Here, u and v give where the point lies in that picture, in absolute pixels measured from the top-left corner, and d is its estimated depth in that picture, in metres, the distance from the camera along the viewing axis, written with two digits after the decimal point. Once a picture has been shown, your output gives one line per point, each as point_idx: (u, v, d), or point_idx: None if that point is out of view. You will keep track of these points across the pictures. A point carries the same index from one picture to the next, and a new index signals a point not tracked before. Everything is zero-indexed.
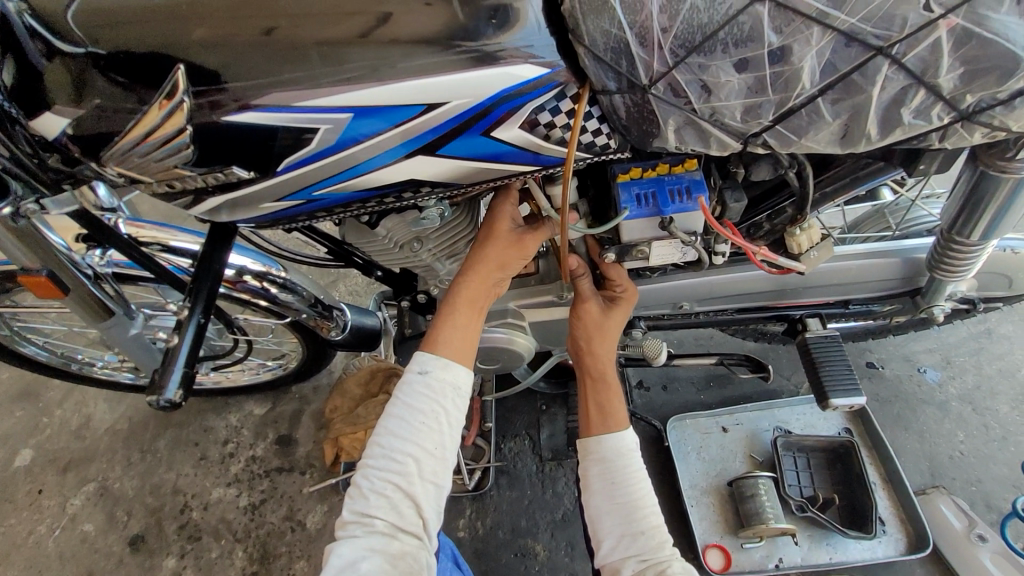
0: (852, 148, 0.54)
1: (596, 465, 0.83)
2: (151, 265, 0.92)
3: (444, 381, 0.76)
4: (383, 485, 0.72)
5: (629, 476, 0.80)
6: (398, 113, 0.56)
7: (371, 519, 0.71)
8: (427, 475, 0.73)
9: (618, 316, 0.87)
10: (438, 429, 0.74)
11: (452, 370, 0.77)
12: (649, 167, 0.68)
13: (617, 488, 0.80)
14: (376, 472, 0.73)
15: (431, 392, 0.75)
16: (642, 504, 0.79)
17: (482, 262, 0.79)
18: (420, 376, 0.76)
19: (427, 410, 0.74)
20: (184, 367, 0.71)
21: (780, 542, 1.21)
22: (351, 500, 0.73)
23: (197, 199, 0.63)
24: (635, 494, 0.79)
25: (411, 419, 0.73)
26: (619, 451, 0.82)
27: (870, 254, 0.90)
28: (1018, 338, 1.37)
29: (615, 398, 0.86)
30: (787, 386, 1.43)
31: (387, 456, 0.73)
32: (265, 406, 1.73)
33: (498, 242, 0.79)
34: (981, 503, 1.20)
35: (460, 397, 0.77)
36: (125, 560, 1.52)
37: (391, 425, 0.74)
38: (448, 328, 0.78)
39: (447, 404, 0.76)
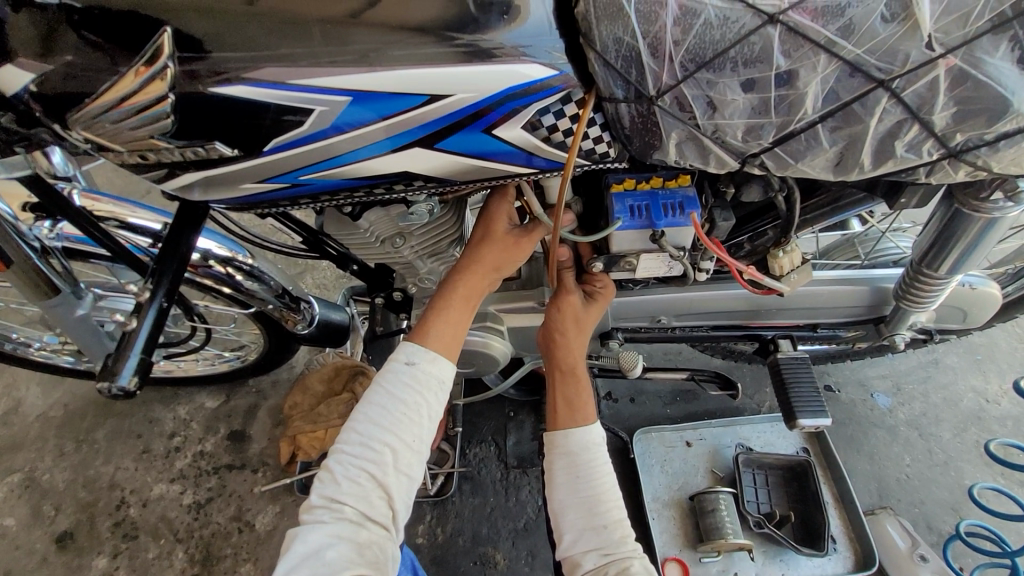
0: (845, 175, 0.56)
1: (562, 459, 0.80)
2: (108, 241, 0.83)
3: (430, 374, 0.73)
4: (356, 472, 0.68)
5: (593, 471, 0.78)
6: (395, 103, 0.54)
7: (340, 505, 0.67)
8: (401, 467, 0.70)
9: (592, 308, 0.86)
10: (419, 422, 0.71)
11: (440, 364, 0.74)
12: (643, 180, 0.69)
13: (582, 482, 0.77)
14: (350, 457, 0.69)
15: (417, 384, 0.72)
16: (605, 498, 0.76)
17: (479, 259, 0.77)
18: (407, 366, 0.73)
19: (410, 401, 0.71)
20: (141, 353, 0.65)
21: (736, 557, 1.23)
22: (319, 483, 0.69)
23: (171, 174, 0.59)
24: (599, 487, 0.77)
25: (391, 408, 0.70)
26: (584, 446, 0.79)
27: (842, 280, 0.93)
28: (962, 368, 1.45)
29: (586, 392, 0.84)
30: (750, 404, 1.47)
31: (363, 444, 0.69)
32: (219, 399, 1.64)
33: (495, 240, 0.78)
34: (924, 524, 1.26)
35: (443, 391, 0.74)
36: (50, 559, 1.41)
37: (369, 412, 0.70)
38: (438, 321, 0.76)
39: (430, 399, 0.73)
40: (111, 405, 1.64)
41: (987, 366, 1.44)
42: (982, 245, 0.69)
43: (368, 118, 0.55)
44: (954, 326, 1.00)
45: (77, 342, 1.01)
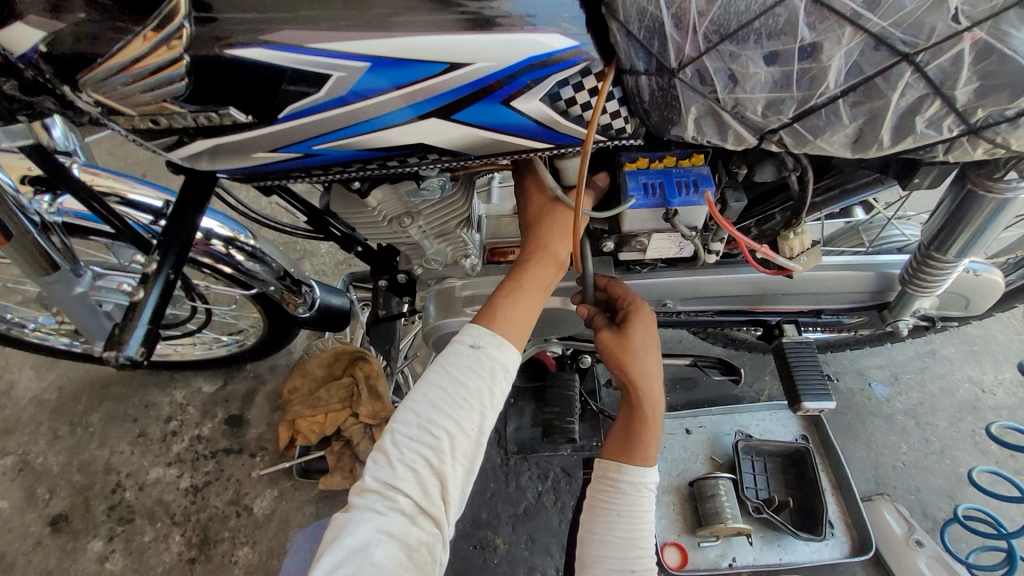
0: (863, 153, 0.55)
1: (604, 496, 0.79)
2: (114, 220, 0.82)
3: (495, 359, 0.71)
4: (412, 458, 0.67)
5: (635, 514, 0.77)
6: (413, 72, 0.53)
7: (392, 493, 0.66)
8: (459, 456, 0.68)
9: (640, 334, 0.84)
10: (481, 410, 0.69)
11: (505, 349, 0.73)
12: (656, 158, 0.69)
13: (618, 522, 0.77)
14: (407, 442, 0.68)
15: (479, 369, 0.70)
16: (641, 543, 0.76)
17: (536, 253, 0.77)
18: (472, 349, 0.71)
19: (472, 386, 0.70)
20: (148, 324, 0.64)
21: (734, 541, 1.24)
22: (373, 468, 0.68)
23: (181, 141, 0.57)
24: (635, 532, 0.76)
25: (453, 393, 0.69)
26: (635, 487, 0.78)
27: (847, 266, 0.93)
28: (959, 359, 1.47)
29: (653, 431, 0.81)
30: (749, 392, 1.48)
31: (422, 427, 0.68)
32: (216, 384, 1.63)
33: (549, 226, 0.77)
34: (918, 510, 1.28)
35: (506, 380, 0.72)
36: (44, 541, 1.41)
37: (431, 396, 0.69)
38: (505, 307, 0.74)
39: (495, 386, 0.71)
40: (106, 389, 1.62)
41: (982, 357, 1.46)
42: (990, 229, 0.69)
43: (383, 87, 0.54)
44: (956, 314, 1.01)
45: (74, 320, 0.99)
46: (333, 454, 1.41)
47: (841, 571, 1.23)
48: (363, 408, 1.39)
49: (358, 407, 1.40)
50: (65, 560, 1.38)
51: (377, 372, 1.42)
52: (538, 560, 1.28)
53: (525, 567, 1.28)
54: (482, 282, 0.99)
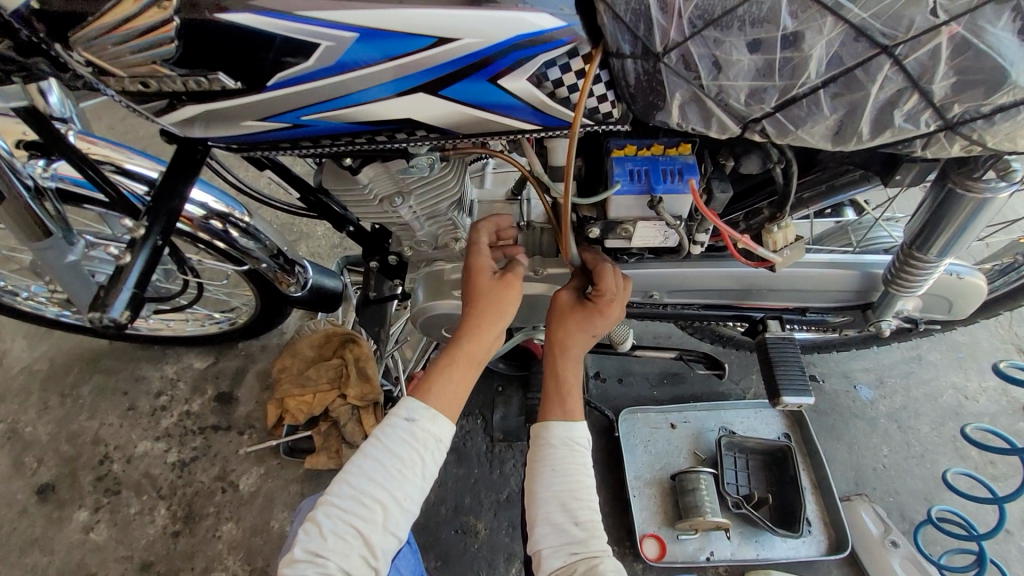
0: (843, 146, 0.56)
1: (541, 450, 0.79)
2: (108, 188, 0.83)
3: (430, 431, 0.75)
4: (344, 528, 0.69)
5: (570, 467, 0.77)
6: (400, 46, 0.54)
7: (325, 560, 0.67)
8: (389, 526, 0.71)
9: (579, 319, 0.85)
10: (413, 481, 0.72)
11: (439, 422, 0.76)
12: (644, 146, 0.70)
13: (556, 476, 0.76)
14: (340, 512, 0.70)
15: (416, 442, 0.74)
16: (579, 494, 0.75)
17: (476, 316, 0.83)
18: (407, 422, 0.75)
19: (407, 460, 0.73)
20: (133, 289, 0.65)
21: (713, 536, 1.26)
22: (304, 537, 0.69)
23: (171, 106, 0.58)
24: (573, 484, 0.76)
25: (388, 465, 0.72)
26: (565, 441, 0.79)
27: (832, 264, 0.94)
28: (944, 365, 1.48)
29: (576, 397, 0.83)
30: (735, 390, 1.49)
31: (355, 499, 0.71)
32: (207, 361, 1.64)
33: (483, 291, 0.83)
34: (896, 512, 1.29)
35: (439, 451, 0.76)
36: (30, 509, 1.42)
37: (366, 469, 0.72)
38: (439, 378, 0.79)
39: (426, 458, 0.74)
40: (97, 361, 1.63)
41: (967, 364, 1.47)
42: (970, 228, 0.70)
43: (373, 58, 0.54)
44: (939, 317, 1.02)
45: (66, 290, 1.00)
46: (320, 434, 1.42)
47: (817, 569, 1.25)
48: (352, 390, 1.40)
49: (347, 388, 1.41)
50: (50, 528, 1.40)
51: (366, 355, 1.43)
52: (519, 546, 1.30)
53: (505, 553, 1.29)
54: None
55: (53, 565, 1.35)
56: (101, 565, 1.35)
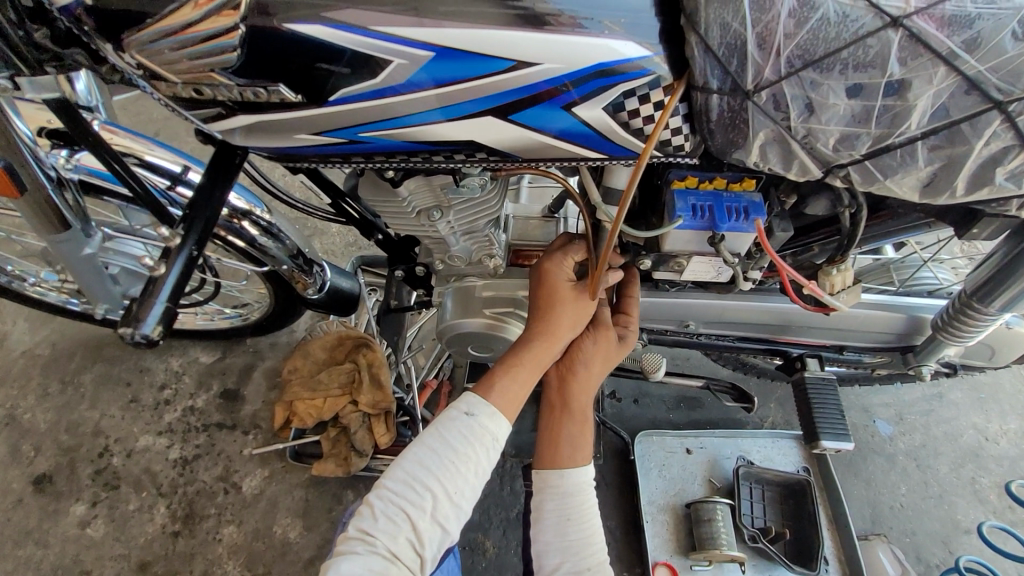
0: (932, 199, 0.54)
1: (553, 500, 0.77)
2: (132, 183, 0.78)
3: (487, 429, 0.74)
4: (394, 510, 0.69)
5: (584, 515, 0.76)
6: (469, 67, 0.51)
7: (374, 539, 0.67)
8: (437, 517, 0.70)
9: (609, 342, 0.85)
10: (465, 474, 0.71)
11: (498, 421, 0.76)
12: (706, 179, 0.66)
13: (573, 525, 0.75)
14: (393, 496, 0.70)
15: (471, 437, 0.73)
16: (594, 541, 0.75)
17: (553, 322, 0.80)
18: (466, 416, 0.75)
19: (462, 453, 0.72)
20: (167, 301, 0.61)
21: (726, 568, 1.24)
22: (358, 515, 0.70)
23: (222, 115, 0.56)
24: (587, 532, 0.75)
25: (442, 455, 0.72)
26: (580, 487, 0.77)
27: (878, 305, 0.91)
28: (965, 405, 1.45)
29: (588, 435, 0.81)
30: (752, 417, 1.47)
31: (408, 483, 0.70)
32: (214, 355, 1.60)
33: (564, 300, 0.80)
34: (913, 554, 1.28)
35: (494, 450, 0.75)
36: (25, 500, 1.38)
37: (420, 454, 0.72)
38: (505, 379, 0.78)
39: (480, 455, 0.73)
40: (100, 349, 1.59)
41: (989, 406, 1.45)
42: None
43: (424, 83, 0.52)
44: (979, 364, 1.00)
45: (78, 279, 0.99)
46: (328, 439, 1.39)
47: None
48: (364, 396, 1.37)
49: (358, 395, 1.37)
50: (46, 521, 1.36)
51: (380, 361, 1.40)
52: None
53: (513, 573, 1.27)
54: (504, 283, 0.96)
55: (47, 559, 1.32)
56: (97, 562, 1.31)
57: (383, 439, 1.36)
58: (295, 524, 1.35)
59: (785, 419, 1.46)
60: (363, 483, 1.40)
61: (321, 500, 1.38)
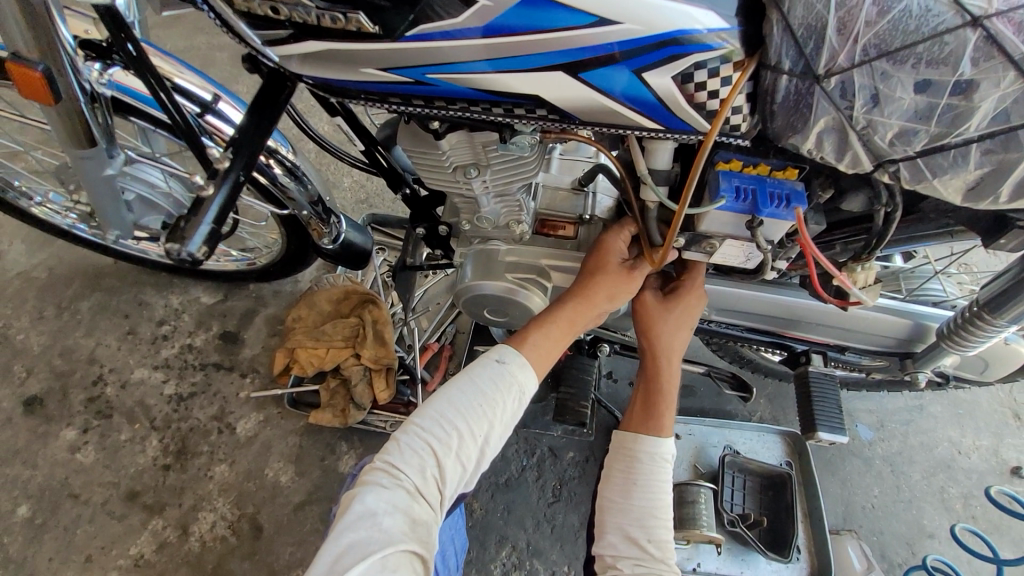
0: (974, 203, 0.56)
1: (622, 462, 0.81)
2: (172, 110, 0.78)
3: (516, 378, 0.77)
4: (421, 446, 0.71)
5: (655, 483, 0.78)
6: (549, 19, 0.52)
7: (399, 472, 0.69)
8: (462, 456, 0.72)
9: (681, 315, 0.89)
10: (491, 418, 0.74)
11: (527, 373, 0.79)
12: (750, 164, 0.67)
13: (638, 491, 0.77)
14: (420, 432, 0.72)
15: (500, 383, 0.76)
16: (660, 512, 0.76)
17: (592, 287, 0.84)
18: (498, 364, 0.78)
19: (491, 396, 0.75)
20: (213, 221, 0.60)
21: (702, 548, 1.29)
22: (384, 450, 0.72)
23: (293, 38, 0.57)
24: (656, 501, 0.77)
25: (471, 397, 0.74)
26: (653, 457, 0.80)
27: (886, 310, 0.95)
28: (943, 418, 1.51)
29: (668, 409, 0.84)
30: (742, 411, 1.51)
31: (437, 421, 0.73)
32: (215, 297, 1.59)
33: (611, 275, 0.85)
34: (878, 551, 1.34)
35: (520, 399, 0.77)
36: (16, 420, 1.38)
37: (451, 396, 0.75)
38: (546, 342, 0.83)
39: (508, 401, 0.76)
40: (99, 278, 1.57)
41: (965, 421, 1.51)
42: None
43: (475, 35, 0.54)
44: (970, 376, 1.04)
45: (90, 194, 0.97)
46: (327, 390, 1.40)
47: None
48: (367, 351, 1.37)
49: (362, 349, 1.38)
50: (35, 443, 1.35)
51: (385, 319, 1.40)
52: (512, 530, 1.31)
53: (497, 535, 1.30)
54: (528, 250, 0.98)
55: (35, 480, 1.32)
56: (85, 487, 1.31)
57: (382, 396, 1.37)
58: (287, 469, 1.37)
59: (772, 415, 1.51)
60: (358, 436, 1.41)
61: (314, 448, 1.39)
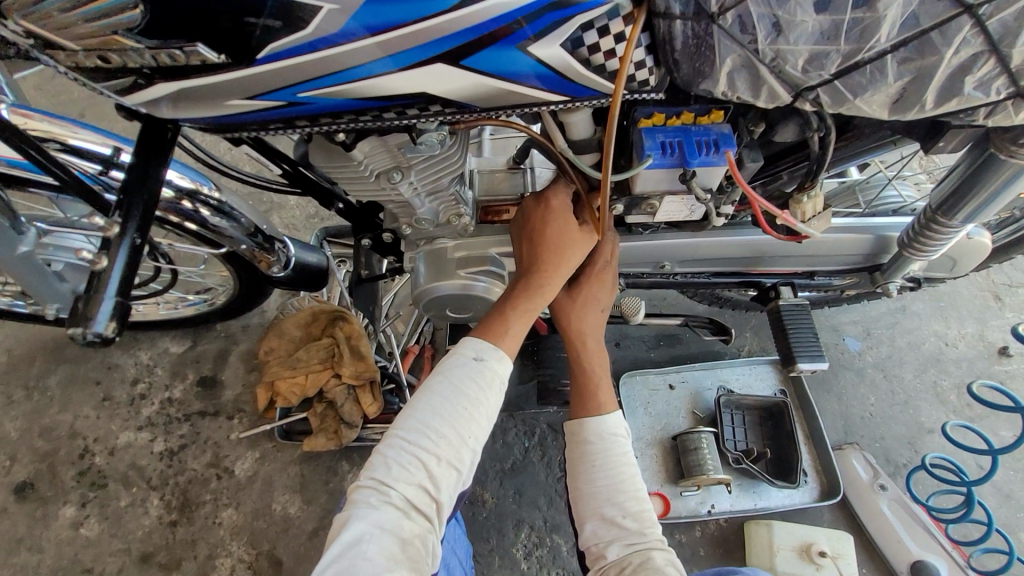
0: (902, 114, 0.54)
1: (579, 449, 0.80)
2: (56, 171, 0.68)
3: (496, 372, 0.75)
4: (408, 459, 0.69)
5: (614, 460, 0.77)
6: (409, 11, 0.49)
7: (388, 489, 0.67)
8: (450, 461, 0.70)
9: (587, 294, 0.89)
10: (478, 419, 0.72)
11: (504, 363, 0.77)
12: (673, 115, 0.64)
13: (599, 472, 0.77)
14: (405, 444, 0.70)
15: (480, 380, 0.74)
16: (626, 488, 0.76)
17: (539, 254, 0.81)
18: (475, 360, 0.75)
19: (473, 397, 0.72)
20: (116, 296, 0.55)
21: (713, 490, 1.31)
22: (369, 466, 0.69)
23: (136, 85, 0.53)
24: (617, 478, 0.76)
25: (453, 400, 0.72)
26: (602, 436, 0.79)
27: (845, 229, 0.92)
28: (927, 314, 1.52)
29: (603, 385, 0.84)
30: (730, 347, 1.51)
31: (423, 431, 0.70)
32: (184, 344, 1.55)
33: (559, 235, 0.82)
34: (882, 456, 1.36)
35: (501, 393, 0.76)
36: (10, 509, 1.35)
37: (433, 401, 0.72)
38: (515, 320, 0.79)
39: (491, 397, 0.74)
40: (62, 350, 1.53)
41: (948, 313, 1.51)
42: (1004, 194, 0.70)
43: (379, 26, 0.49)
44: (941, 274, 1.02)
45: (18, 278, 0.99)
46: (316, 415, 1.37)
47: (811, 514, 1.31)
48: (346, 369, 1.34)
49: (341, 367, 1.35)
50: (36, 527, 1.34)
51: (358, 332, 1.38)
52: (526, 512, 1.32)
53: (513, 519, 1.31)
54: (475, 242, 0.94)
55: (44, 564, 1.30)
56: (97, 560, 1.30)
57: (372, 409, 1.36)
58: (294, 499, 1.36)
59: (760, 346, 1.51)
60: (357, 452, 1.41)
61: (316, 474, 1.38)
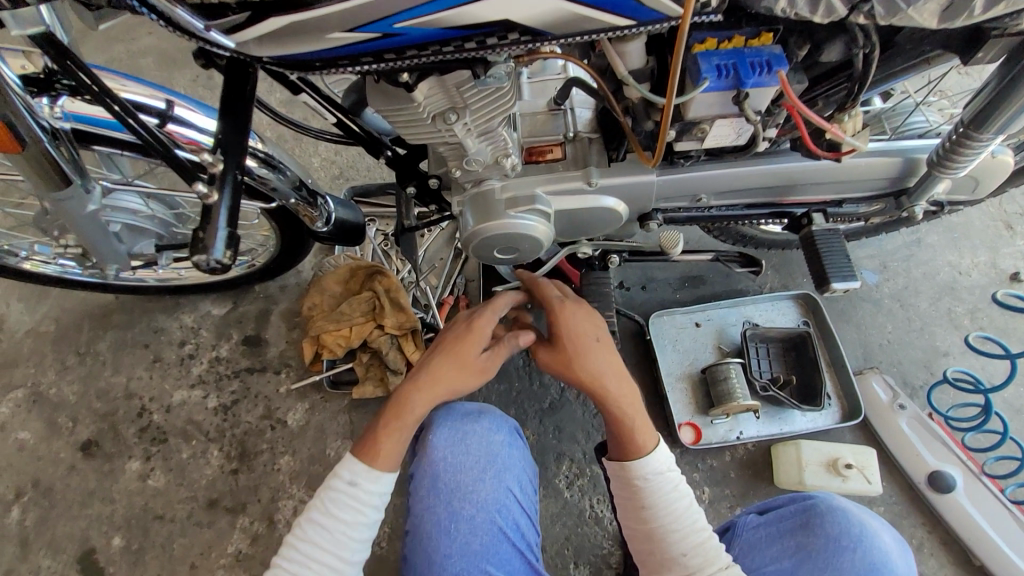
0: (950, 22, 0.59)
1: (628, 490, 0.88)
2: (143, 131, 0.78)
3: (368, 493, 0.84)
4: (309, 551, 0.82)
5: (661, 501, 0.85)
6: None
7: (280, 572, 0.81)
8: (329, 565, 0.82)
9: (589, 341, 0.95)
10: (349, 544, 0.82)
11: (376, 477, 0.85)
12: (724, 40, 0.68)
13: (654, 515, 0.85)
14: (296, 553, 0.82)
15: (352, 503, 0.83)
16: (682, 527, 0.84)
17: (435, 366, 0.93)
18: (347, 485, 0.84)
19: (349, 521, 0.82)
20: (227, 228, 0.70)
21: (742, 417, 1.40)
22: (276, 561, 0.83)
23: (237, 27, 0.60)
24: (673, 517, 0.84)
25: (330, 526, 0.82)
26: (650, 479, 0.86)
27: (876, 153, 0.97)
28: (941, 246, 1.57)
29: (642, 422, 0.89)
30: (753, 285, 1.57)
31: (312, 545, 0.82)
32: (225, 306, 1.60)
33: (456, 351, 0.94)
34: (900, 380, 1.44)
35: (377, 511, 0.85)
36: (78, 465, 1.43)
37: (315, 520, 0.82)
38: (387, 439, 0.87)
39: (360, 520, 0.84)
40: (108, 317, 1.58)
41: (962, 244, 1.57)
42: None
43: None
44: (963, 198, 1.07)
45: (78, 233, 0.96)
46: (362, 365, 1.45)
47: (833, 435, 1.40)
48: (388, 320, 1.41)
49: (383, 319, 1.42)
50: (105, 480, 1.42)
51: (396, 286, 1.43)
52: (566, 445, 1.40)
53: (554, 453, 1.40)
54: (522, 182, 0.98)
55: (118, 513, 1.39)
56: (167, 507, 1.39)
57: (415, 356, 1.43)
58: (346, 444, 1.44)
59: (782, 283, 1.57)
60: None
61: (366, 420, 1.45)
